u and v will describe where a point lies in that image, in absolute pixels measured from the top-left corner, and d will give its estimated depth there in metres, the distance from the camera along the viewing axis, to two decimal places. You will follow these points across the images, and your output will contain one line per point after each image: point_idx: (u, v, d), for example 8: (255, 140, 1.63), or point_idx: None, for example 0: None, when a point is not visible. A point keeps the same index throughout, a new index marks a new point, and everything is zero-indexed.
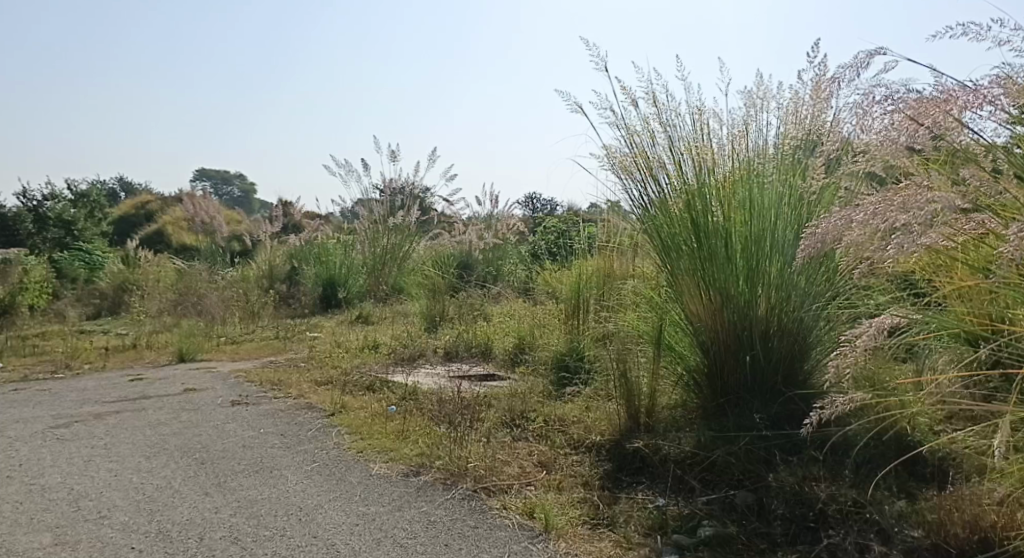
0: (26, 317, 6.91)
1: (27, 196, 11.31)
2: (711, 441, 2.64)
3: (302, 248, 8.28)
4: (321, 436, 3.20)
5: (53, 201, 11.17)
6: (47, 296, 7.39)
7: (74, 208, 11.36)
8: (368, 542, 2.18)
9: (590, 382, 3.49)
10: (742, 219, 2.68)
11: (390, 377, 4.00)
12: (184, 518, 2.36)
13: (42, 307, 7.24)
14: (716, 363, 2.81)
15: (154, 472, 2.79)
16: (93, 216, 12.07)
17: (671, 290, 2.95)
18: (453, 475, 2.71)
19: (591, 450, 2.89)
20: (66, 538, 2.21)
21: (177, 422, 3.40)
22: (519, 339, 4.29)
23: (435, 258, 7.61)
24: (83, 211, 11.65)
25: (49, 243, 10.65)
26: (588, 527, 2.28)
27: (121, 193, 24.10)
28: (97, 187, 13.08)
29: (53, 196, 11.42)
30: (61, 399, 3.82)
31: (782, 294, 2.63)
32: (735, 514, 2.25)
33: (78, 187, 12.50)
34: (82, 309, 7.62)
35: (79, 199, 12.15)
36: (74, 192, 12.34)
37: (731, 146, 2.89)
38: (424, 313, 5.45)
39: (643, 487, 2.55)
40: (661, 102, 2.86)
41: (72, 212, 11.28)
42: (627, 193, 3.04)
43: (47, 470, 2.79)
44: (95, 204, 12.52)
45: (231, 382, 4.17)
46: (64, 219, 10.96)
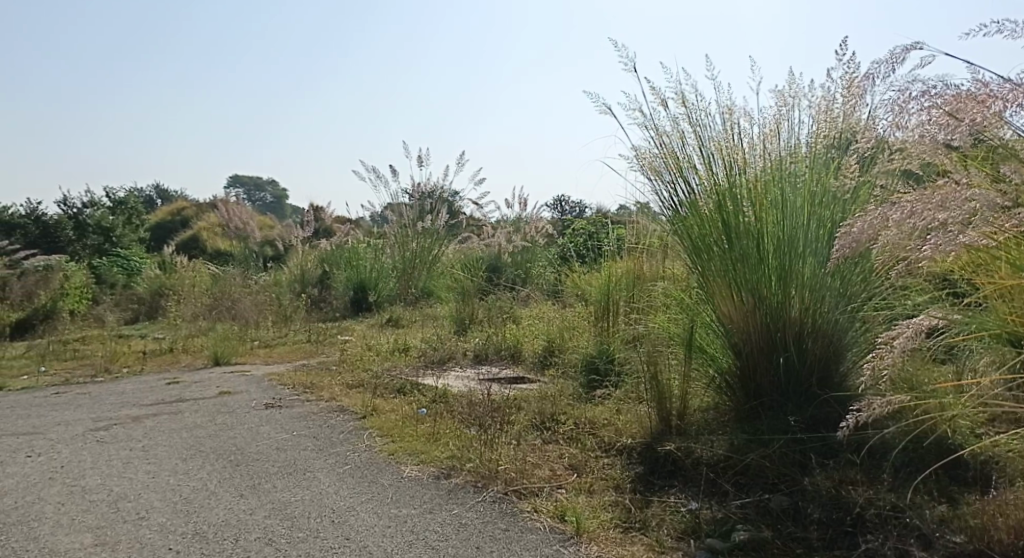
0: (66, 322, 7.10)
1: (68, 204, 11.63)
2: (744, 444, 2.61)
3: (332, 252, 8.38)
4: (353, 438, 3.23)
5: (92, 209, 11.47)
6: (86, 301, 7.58)
7: (112, 216, 11.65)
8: (400, 544, 2.19)
9: (620, 384, 3.48)
10: (774, 219, 2.65)
11: (421, 380, 4.02)
12: (219, 519, 2.40)
13: (81, 312, 7.43)
14: (749, 365, 2.77)
15: (191, 474, 2.83)
16: (130, 223, 12.36)
17: (702, 291, 2.92)
18: (483, 477, 2.71)
19: (622, 453, 2.87)
20: (106, 538, 2.25)
21: (213, 425, 3.45)
22: (549, 341, 4.29)
23: (463, 261, 7.64)
24: (121, 218, 11.93)
25: (90, 249, 10.94)
26: (619, 530, 2.27)
27: (156, 200, 24.65)
28: (134, 195, 13.40)
29: (93, 204, 11.73)
30: (101, 402, 3.91)
31: (816, 294, 2.59)
32: (770, 518, 2.21)
33: (116, 195, 12.82)
34: (120, 313, 7.80)
35: (117, 207, 12.45)
36: (112, 199, 12.65)
37: (762, 145, 2.86)
38: (453, 316, 5.48)
39: (675, 490, 2.52)
40: (691, 102, 2.84)
41: (111, 219, 11.56)
42: (656, 194, 3.02)
43: (87, 471, 2.85)
44: (133, 212, 12.82)
45: (265, 385, 4.23)
46: (103, 226, 11.25)
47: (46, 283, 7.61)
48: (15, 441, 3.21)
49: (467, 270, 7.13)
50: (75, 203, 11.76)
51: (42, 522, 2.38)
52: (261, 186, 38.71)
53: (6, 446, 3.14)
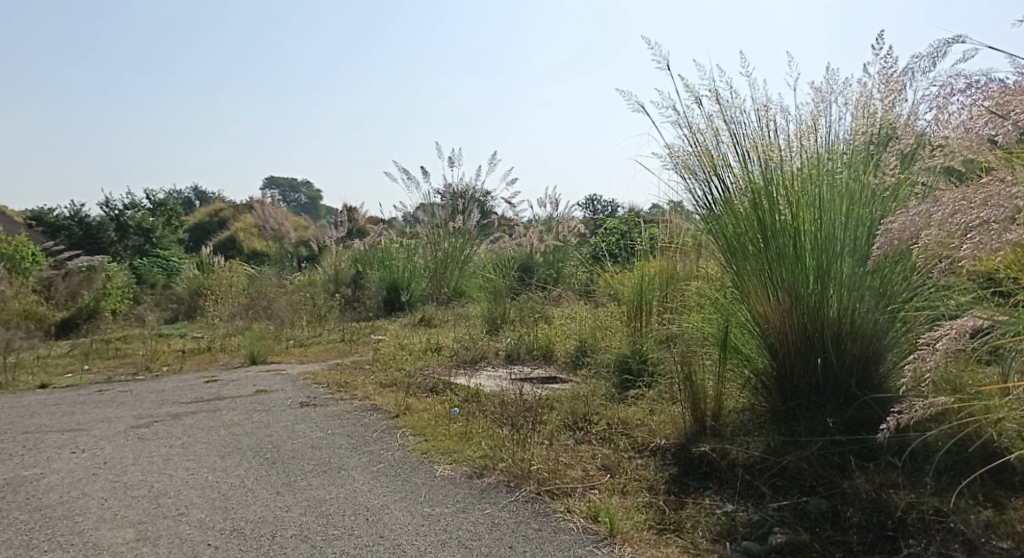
0: (108, 321, 7.28)
1: (110, 205, 11.93)
2: (781, 446, 2.58)
3: (366, 252, 8.47)
4: (386, 437, 3.25)
5: (133, 210, 11.76)
6: (127, 301, 7.76)
7: (152, 217, 11.92)
8: (433, 543, 2.20)
9: (653, 385, 3.45)
10: (812, 218, 2.61)
11: (453, 379, 4.04)
12: (256, 516, 2.43)
13: (122, 312, 7.61)
14: (786, 366, 2.73)
15: (228, 472, 2.88)
16: (170, 224, 12.64)
17: (737, 291, 2.88)
18: (516, 477, 2.71)
19: (655, 454, 2.85)
20: (147, 534, 2.30)
21: (250, 423, 3.50)
22: (581, 341, 4.29)
23: (495, 261, 7.67)
24: (161, 220, 12.18)
25: (131, 251, 11.20)
26: (653, 531, 2.25)
27: (193, 201, 25.15)
28: (173, 196, 13.69)
29: (133, 206, 11.98)
30: (142, 399, 4.00)
31: (856, 294, 2.54)
32: (808, 521, 2.18)
33: (156, 197, 13.11)
34: (160, 313, 7.98)
35: (157, 208, 12.71)
36: (152, 200, 12.91)
37: (799, 142, 2.81)
38: (485, 315, 5.49)
39: (711, 492, 2.49)
40: (725, 99, 2.81)
41: (151, 221, 11.81)
42: (690, 193, 3.00)
43: (129, 468, 2.92)
44: (173, 213, 13.07)
45: (300, 383, 4.29)
46: (143, 227, 11.51)
47: (89, 283, 7.82)
48: (60, 437, 3.29)
49: (498, 270, 7.14)
50: (116, 205, 12.05)
51: (86, 517, 2.43)
52: (294, 187, 39.27)
53: (52, 442, 3.22)
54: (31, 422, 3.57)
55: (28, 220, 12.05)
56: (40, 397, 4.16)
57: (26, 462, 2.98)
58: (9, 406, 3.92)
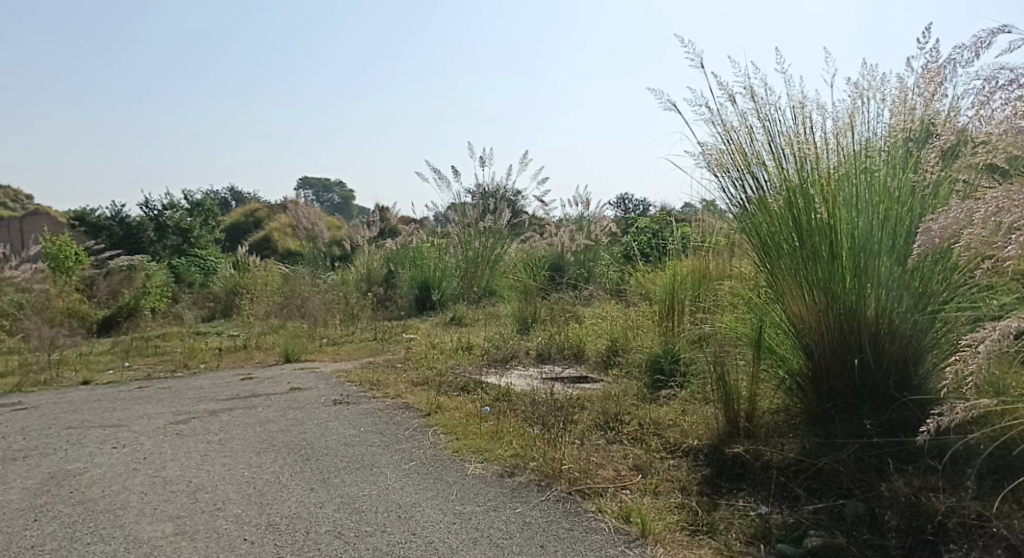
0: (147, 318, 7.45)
1: (149, 205, 12.19)
2: (817, 448, 2.55)
3: (398, 252, 8.55)
4: (418, 435, 3.28)
5: (171, 211, 12.01)
6: (165, 299, 7.93)
7: (189, 217, 12.16)
8: (465, 541, 2.21)
9: (686, 385, 3.42)
10: (849, 216, 2.56)
11: (484, 378, 4.05)
12: (291, 512, 2.47)
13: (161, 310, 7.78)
14: (821, 367, 2.68)
15: (264, 468, 2.92)
16: (207, 224, 12.87)
17: (771, 290, 2.85)
18: (547, 476, 2.71)
19: (688, 454, 2.83)
20: (186, 527, 2.34)
21: (284, 420, 3.55)
22: (612, 340, 4.27)
23: (526, 260, 7.67)
24: (198, 219, 12.40)
25: (169, 250, 11.44)
26: (686, 533, 2.23)
27: (229, 201, 25.58)
28: (210, 197, 13.93)
29: (171, 206, 12.22)
30: (180, 396, 4.08)
31: (894, 294, 2.49)
32: (845, 524, 2.14)
33: (193, 197, 13.36)
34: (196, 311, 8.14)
35: (195, 208, 12.93)
36: (189, 200, 13.14)
37: (835, 141, 2.77)
38: (516, 315, 5.50)
39: (744, 494, 2.47)
40: (760, 96, 2.78)
41: (189, 221, 12.03)
42: (723, 192, 2.97)
43: (168, 463, 2.98)
44: (210, 214, 13.30)
45: (333, 381, 4.34)
46: (181, 227, 11.75)
47: (128, 282, 8.00)
48: (102, 432, 3.37)
49: (528, 269, 7.15)
50: (155, 205, 12.32)
51: (127, 511, 2.49)
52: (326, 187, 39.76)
53: (94, 437, 3.30)
54: (74, 417, 3.66)
55: (71, 221, 12.35)
56: (83, 393, 4.27)
57: (70, 456, 3.06)
58: (54, 402, 4.04)
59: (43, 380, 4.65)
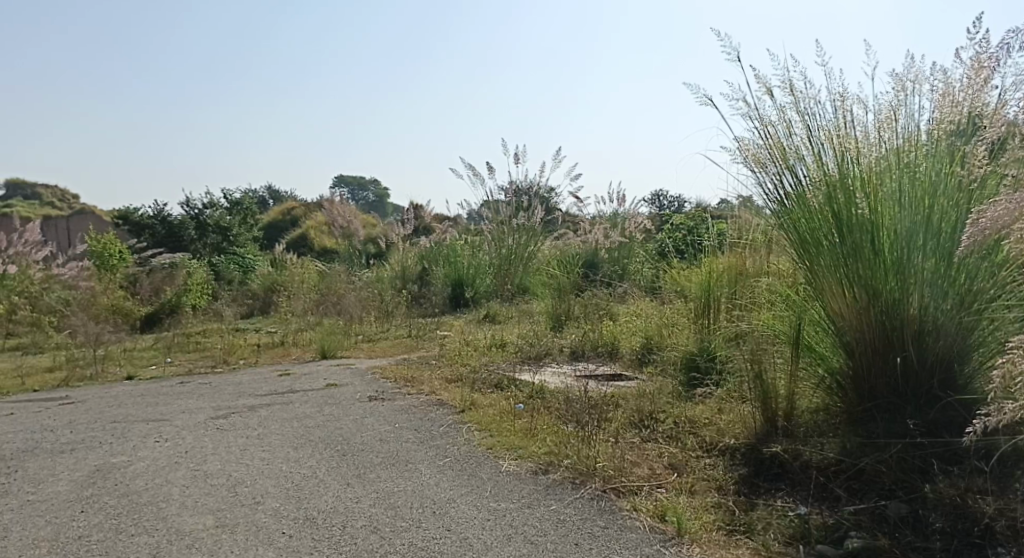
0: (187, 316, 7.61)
1: (191, 204, 12.43)
2: (858, 448, 2.50)
3: (432, 250, 8.59)
4: (453, 432, 3.29)
5: (212, 209, 12.25)
6: (206, 296, 8.09)
7: (229, 216, 12.39)
8: (499, 537, 2.21)
9: (722, 383, 3.39)
10: (891, 212, 2.50)
11: (518, 375, 4.05)
12: (328, 506, 2.50)
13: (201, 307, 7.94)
14: (862, 366, 2.63)
15: (301, 462, 2.96)
16: (246, 223, 13.09)
17: (810, 287, 2.80)
18: (581, 474, 2.70)
19: (724, 453, 2.80)
20: (226, 520, 2.39)
21: (321, 415, 3.60)
22: (647, 338, 4.24)
23: (560, 258, 7.65)
24: (237, 219, 12.61)
25: (210, 249, 11.67)
26: (723, 533, 2.20)
27: (269, 200, 25.98)
28: (249, 196, 14.17)
29: (212, 205, 12.45)
30: (220, 392, 4.16)
31: (938, 292, 2.42)
32: (887, 526, 2.10)
33: (233, 196, 13.60)
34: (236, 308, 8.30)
35: (234, 207, 13.15)
36: (229, 200, 13.38)
37: (876, 135, 2.72)
38: (550, 312, 5.49)
39: (783, 494, 2.43)
40: (799, 90, 2.74)
41: (228, 220, 12.26)
42: (760, 187, 2.93)
43: (209, 457, 3.03)
44: (248, 212, 13.52)
45: (368, 378, 4.38)
46: (221, 225, 11.97)
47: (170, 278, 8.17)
48: (146, 427, 3.45)
49: (562, 267, 7.12)
50: (196, 204, 12.57)
51: (169, 503, 2.54)
52: (361, 187, 40.23)
53: (139, 431, 3.38)
54: (119, 411, 3.75)
55: (114, 220, 12.64)
56: (128, 388, 4.38)
57: (115, 449, 3.13)
58: (100, 396, 4.15)
59: (89, 375, 4.78)
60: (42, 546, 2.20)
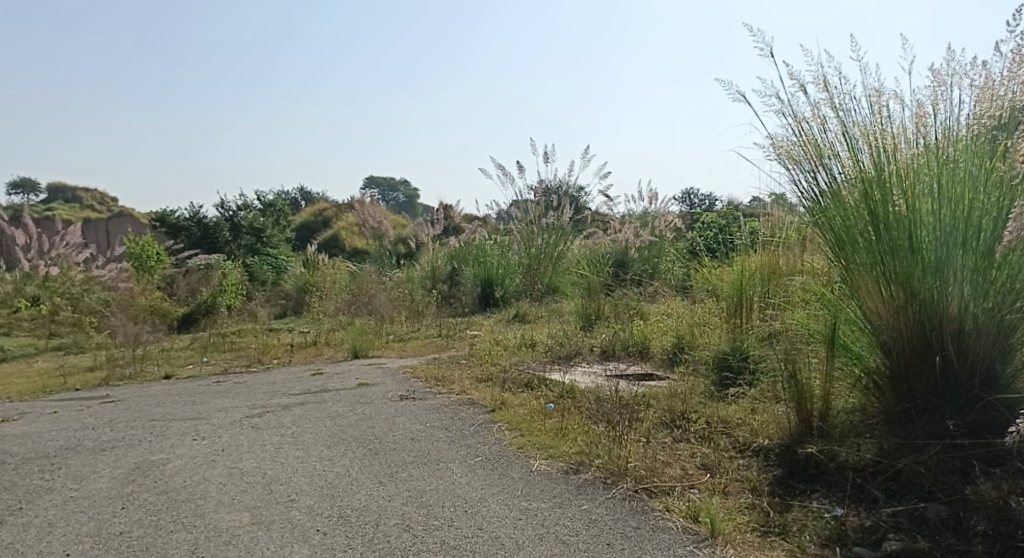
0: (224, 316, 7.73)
1: (225, 206, 12.64)
2: (896, 449, 2.46)
3: (461, 249, 8.63)
4: (483, 431, 3.30)
5: (245, 211, 12.43)
6: (241, 297, 8.18)
7: (262, 218, 12.58)
8: (531, 536, 2.22)
9: (755, 383, 3.35)
10: (930, 208, 2.46)
11: (548, 375, 4.05)
12: (362, 504, 2.52)
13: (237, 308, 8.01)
14: (900, 365, 2.59)
15: (334, 461, 2.99)
16: (278, 224, 13.27)
17: (846, 286, 2.76)
18: (613, 474, 2.69)
19: (758, 454, 2.77)
20: (262, 518, 2.42)
21: (354, 414, 3.63)
22: (678, 337, 4.21)
23: (589, 257, 7.64)
24: (269, 220, 12.77)
25: (244, 249, 11.86)
26: (758, 534, 2.18)
27: (300, 201, 26.33)
28: (281, 197, 14.36)
29: (245, 206, 12.64)
30: (255, 391, 4.22)
31: (978, 290, 2.38)
32: (926, 528, 2.06)
33: (266, 197, 13.80)
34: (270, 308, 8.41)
35: (267, 208, 13.33)
36: (262, 201, 13.57)
37: (914, 131, 2.67)
38: (580, 311, 5.48)
39: (818, 495, 2.40)
40: (834, 85, 2.70)
41: (261, 221, 12.43)
42: (794, 185, 2.89)
43: (245, 455, 3.08)
44: (281, 214, 13.68)
45: (399, 377, 4.41)
46: (255, 227, 12.22)
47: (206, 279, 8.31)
48: (183, 425, 3.51)
49: (592, 266, 7.11)
50: (230, 205, 12.76)
51: (206, 500, 2.58)
52: (390, 187, 40.55)
53: (176, 429, 3.44)
54: (157, 410, 3.83)
55: (151, 221, 12.89)
56: (165, 387, 4.46)
57: (154, 447, 3.20)
58: (139, 395, 4.23)
59: (128, 374, 4.88)
60: (85, 541, 2.25)
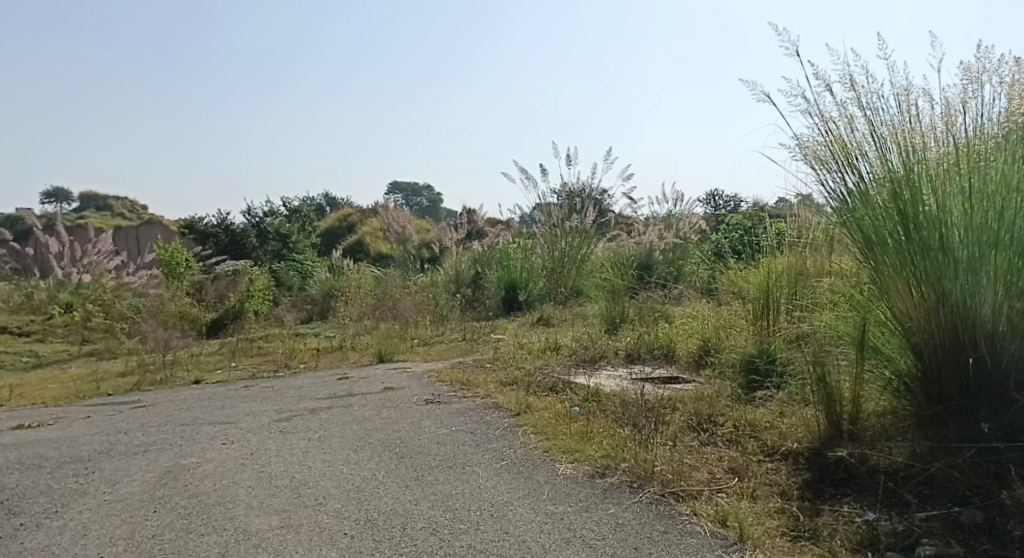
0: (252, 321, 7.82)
1: (252, 212, 12.79)
2: (928, 453, 2.41)
3: (485, 253, 8.65)
4: (509, 434, 3.30)
5: (271, 217, 12.58)
6: (268, 302, 8.26)
7: (288, 224, 12.72)
8: (558, 541, 2.21)
9: (783, 386, 3.32)
10: (961, 208, 2.42)
11: (573, 379, 4.05)
12: (388, 508, 2.53)
13: (264, 313, 8.09)
14: (931, 367, 2.54)
15: (361, 465, 3.01)
16: (304, 229, 13.40)
17: (875, 287, 2.71)
18: (639, 478, 2.67)
19: (787, 457, 2.74)
20: (291, 521, 2.44)
21: (380, 418, 3.65)
22: (704, 340, 4.19)
23: (613, 260, 7.62)
24: (295, 225, 12.89)
25: (270, 255, 11.99)
26: (787, 538, 2.16)
27: (325, 206, 26.58)
28: (307, 202, 14.50)
29: (271, 213, 12.78)
30: (282, 395, 4.26)
31: (1012, 290, 2.35)
32: (961, 533, 2.02)
33: (291, 204, 13.95)
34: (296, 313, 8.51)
35: (292, 215, 13.47)
36: (287, 208, 13.73)
37: (944, 129, 2.63)
38: (604, 314, 5.47)
39: (849, 499, 2.36)
40: (861, 84, 2.66)
41: (287, 227, 12.56)
42: (822, 185, 2.86)
43: (273, 459, 3.11)
44: (306, 220, 13.82)
45: (425, 381, 4.43)
46: (281, 233, 12.31)
47: (234, 283, 8.28)
48: (213, 429, 3.56)
49: (616, 269, 7.09)
50: (256, 211, 12.92)
51: (236, 504, 2.61)
52: (413, 192, 40.79)
53: (206, 434, 3.49)
54: (187, 414, 3.88)
55: (180, 228, 13.10)
56: (195, 392, 4.52)
57: (185, 451, 3.24)
58: (170, 400, 4.29)
59: (159, 379, 4.95)
60: (119, 544, 2.28)
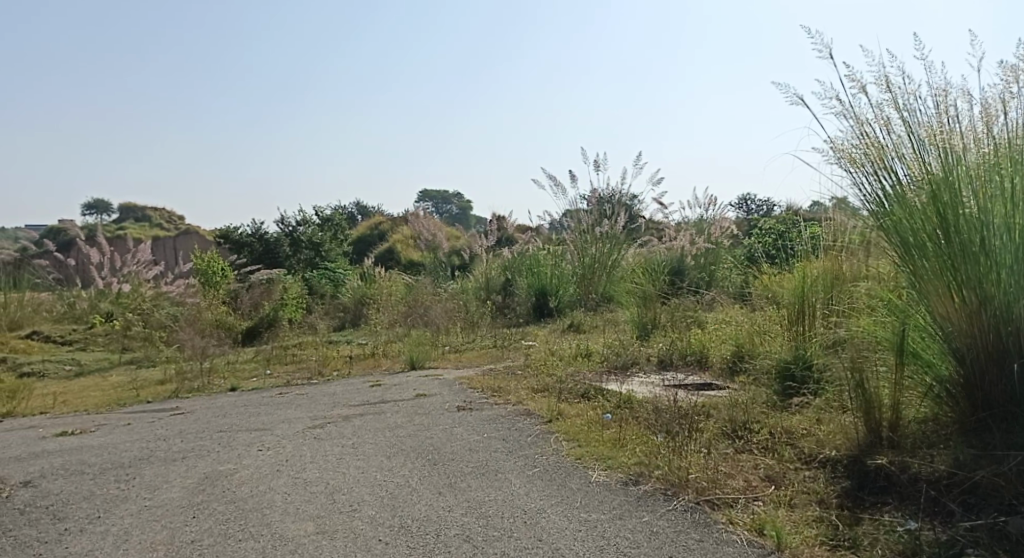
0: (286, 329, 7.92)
1: (284, 221, 12.94)
2: (972, 460, 2.35)
3: (515, 260, 8.66)
4: (541, 441, 3.30)
5: (303, 226, 12.73)
6: (301, 310, 8.36)
7: (320, 232, 12.86)
8: (592, 548, 2.20)
9: (820, 392, 3.27)
10: (1002, 210, 2.37)
11: (605, 385, 4.03)
12: (422, 514, 2.54)
13: (297, 320, 8.19)
14: (974, 372, 2.48)
15: (394, 471, 3.03)
16: (336, 238, 13.54)
17: (913, 290, 2.65)
18: (673, 485, 2.64)
19: (825, 465, 2.69)
20: (325, 527, 2.46)
21: (412, 425, 3.67)
22: (738, 346, 4.15)
23: (643, 266, 7.48)
24: (327, 234, 13.03)
25: (302, 263, 12.13)
26: (826, 547, 2.11)
27: (356, 214, 26.82)
28: (337, 211, 14.65)
29: (303, 221, 12.93)
30: (316, 402, 4.29)
31: None
32: (1008, 543, 1.97)
33: (322, 213, 14.11)
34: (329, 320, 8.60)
35: (324, 224, 13.62)
36: (319, 216, 13.90)
37: (983, 129, 2.58)
38: (635, 320, 5.43)
39: (890, 508, 2.31)
40: (898, 84, 2.61)
41: (319, 235, 12.70)
42: (857, 188, 2.81)
43: (307, 465, 3.14)
44: (337, 228, 13.96)
45: (457, 388, 4.44)
46: (313, 241, 12.45)
47: (268, 291, 8.29)
48: (249, 436, 3.60)
49: (646, 274, 7.05)
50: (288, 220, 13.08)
51: (273, 510, 2.64)
52: (440, 200, 41.02)
53: (242, 440, 3.54)
54: (224, 421, 3.93)
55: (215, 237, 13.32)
56: (231, 399, 4.58)
57: (222, 457, 3.29)
58: (206, 407, 4.35)
59: (195, 387, 5.02)
60: (160, 549, 2.32)
